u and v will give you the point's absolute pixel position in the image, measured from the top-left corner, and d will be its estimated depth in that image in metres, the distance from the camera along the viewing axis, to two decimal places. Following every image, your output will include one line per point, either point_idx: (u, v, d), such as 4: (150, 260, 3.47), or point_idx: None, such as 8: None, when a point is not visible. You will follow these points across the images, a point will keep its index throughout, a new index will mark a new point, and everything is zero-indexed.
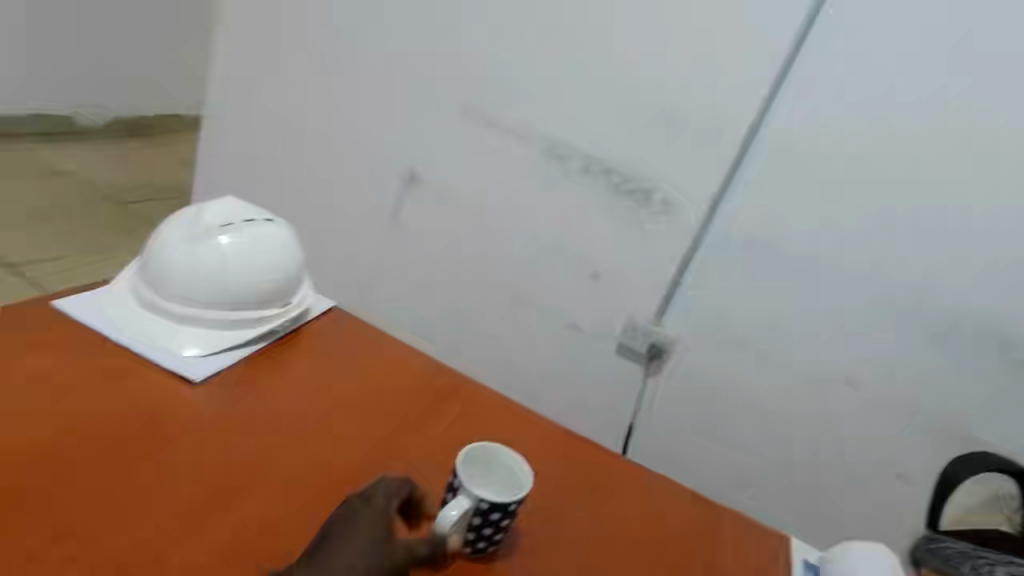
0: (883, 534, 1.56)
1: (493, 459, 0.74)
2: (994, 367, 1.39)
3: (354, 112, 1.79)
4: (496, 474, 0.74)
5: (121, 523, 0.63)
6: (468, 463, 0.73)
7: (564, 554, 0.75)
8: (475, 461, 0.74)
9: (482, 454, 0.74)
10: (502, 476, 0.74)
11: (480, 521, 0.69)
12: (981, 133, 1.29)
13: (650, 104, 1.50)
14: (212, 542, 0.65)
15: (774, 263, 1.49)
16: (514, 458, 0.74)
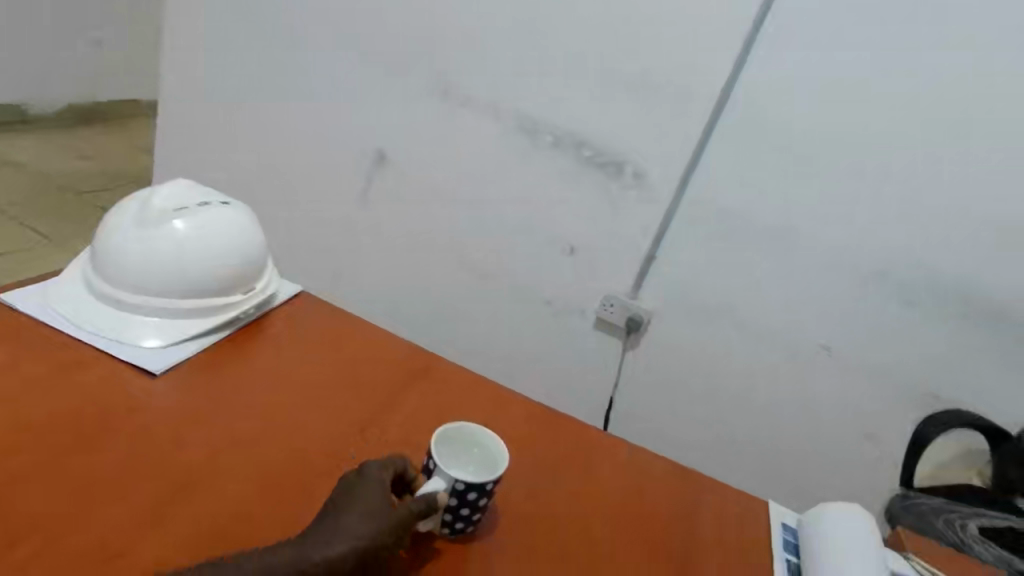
0: (858, 493, 1.61)
1: (468, 441, 0.68)
2: (963, 326, 1.42)
3: (315, 89, 1.71)
4: (474, 456, 0.68)
5: (78, 520, 0.57)
6: (443, 446, 0.67)
7: (544, 536, 0.67)
8: (447, 439, 0.67)
9: (458, 437, 0.68)
10: (480, 457, 0.68)
11: (457, 502, 0.62)
12: (952, 97, 1.29)
13: (620, 75, 1.47)
14: (174, 536, 0.58)
15: (748, 232, 1.48)
16: (492, 436, 0.67)
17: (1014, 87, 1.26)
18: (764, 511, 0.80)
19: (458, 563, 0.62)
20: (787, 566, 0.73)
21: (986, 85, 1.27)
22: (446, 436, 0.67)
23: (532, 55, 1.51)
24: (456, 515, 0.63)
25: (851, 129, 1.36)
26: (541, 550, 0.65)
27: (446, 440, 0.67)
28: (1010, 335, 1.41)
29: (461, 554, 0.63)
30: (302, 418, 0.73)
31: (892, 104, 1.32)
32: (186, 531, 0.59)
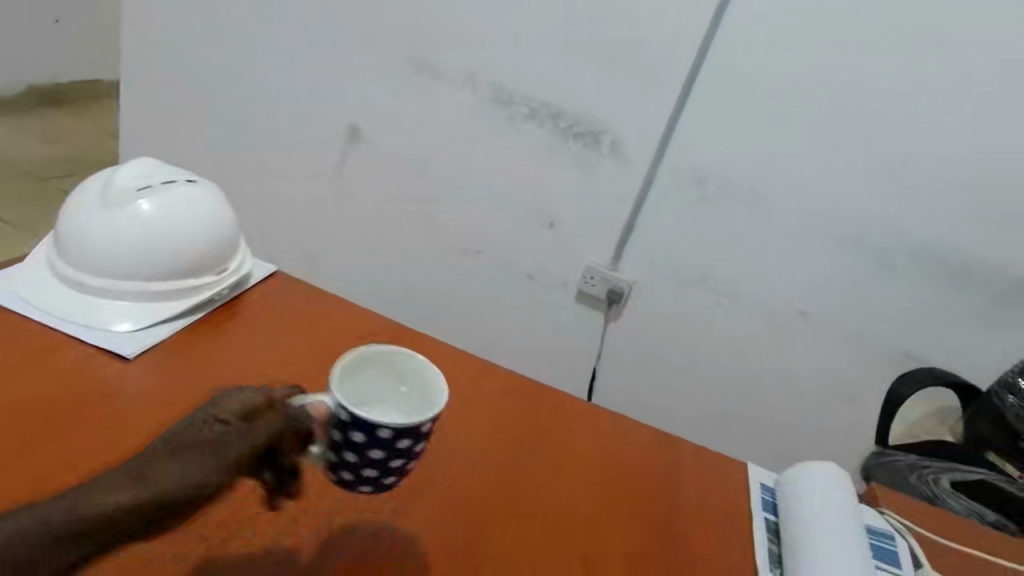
0: (835, 451, 1.66)
1: (399, 368, 0.60)
2: (935, 286, 1.46)
3: (284, 64, 1.67)
4: (404, 386, 0.60)
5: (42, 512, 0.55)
6: (367, 377, 0.59)
7: (520, 505, 0.66)
8: (375, 364, 0.60)
9: (390, 364, 0.60)
10: (414, 387, 0.60)
11: (340, 439, 0.54)
12: (925, 59, 1.30)
13: (595, 42, 1.44)
14: None
15: (726, 200, 1.49)
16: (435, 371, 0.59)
17: (983, 47, 1.27)
18: (741, 472, 0.81)
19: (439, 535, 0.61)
20: (766, 524, 0.74)
21: (958, 46, 1.28)
22: (369, 365, 0.59)
23: (505, 23, 1.48)
24: (341, 466, 0.56)
25: (826, 92, 1.36)
26: (522, 522, 0.64)
27: (371, 372, 0.59)
28: (979, 295, 1.45)
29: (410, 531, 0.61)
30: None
31: (864, 66, 1.32)
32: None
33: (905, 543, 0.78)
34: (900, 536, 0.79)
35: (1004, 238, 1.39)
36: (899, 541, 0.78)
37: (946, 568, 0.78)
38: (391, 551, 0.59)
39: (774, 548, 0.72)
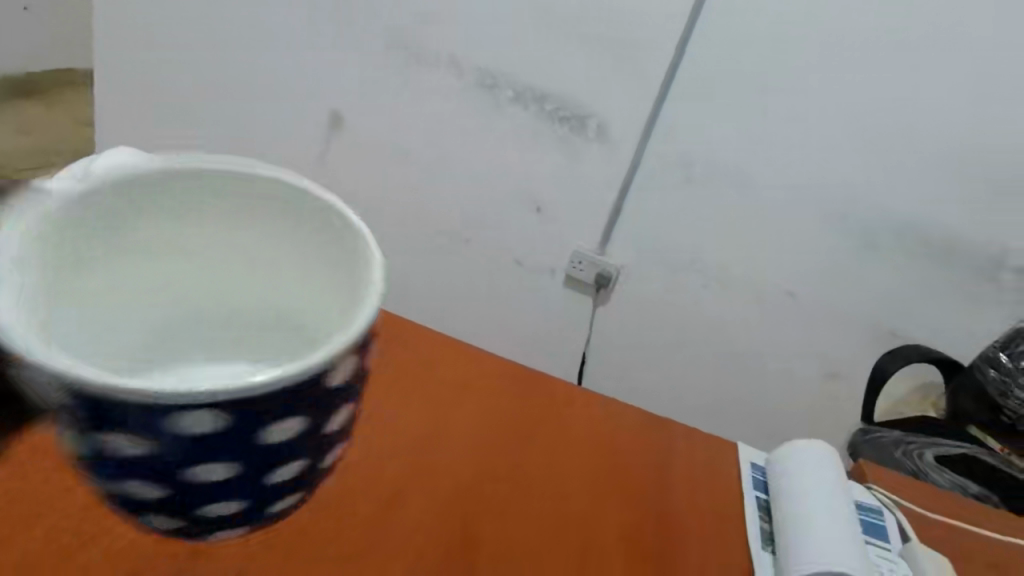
0: (818, 423, 1.74)
1: (319, 249, 0.49)
2: (917, 264, 1.49)
3: (259, 51, 1.63)
4: (310, 280, 0.50)
5: (21, 513, 0.51)
6: (265, 236, 0.50)
7: (510, 508, 0.64)
8: (297, 218, 0.49)
9: (312, 244, 0.49)
10: (325, 291, 0.49)
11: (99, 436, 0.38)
12: (913, 40, 1.28)
13: (579, 22, 1.39)
14: None
15: (713, 183, 1.50)
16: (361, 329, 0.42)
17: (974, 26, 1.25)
18: (732, 452, 0.79)
19: (427, 540, 0.59)
20: (757, 503, 0.74)
21: (949, 27, 1.25)
22: (277, 222, 0.49)
23: (484, 5, 1.43)
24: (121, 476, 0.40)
25: (812, 74, 1.35)
26: (514, 527, 0.62)
27: (275, 235, 0.50)
28: (959, 270, 1.48)
29: (397, 535, 0.58)
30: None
31: (853, 45, 1.30)
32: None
33: (892, 517, 0.80)
34: (887, 510, 0.81)
35: (985, 216, 1.42)
36: (886, 514, 0.80)
37: (932, 540, 0.80)
38: (379, 555, 0.57)
39: (766, 526, 0.72)
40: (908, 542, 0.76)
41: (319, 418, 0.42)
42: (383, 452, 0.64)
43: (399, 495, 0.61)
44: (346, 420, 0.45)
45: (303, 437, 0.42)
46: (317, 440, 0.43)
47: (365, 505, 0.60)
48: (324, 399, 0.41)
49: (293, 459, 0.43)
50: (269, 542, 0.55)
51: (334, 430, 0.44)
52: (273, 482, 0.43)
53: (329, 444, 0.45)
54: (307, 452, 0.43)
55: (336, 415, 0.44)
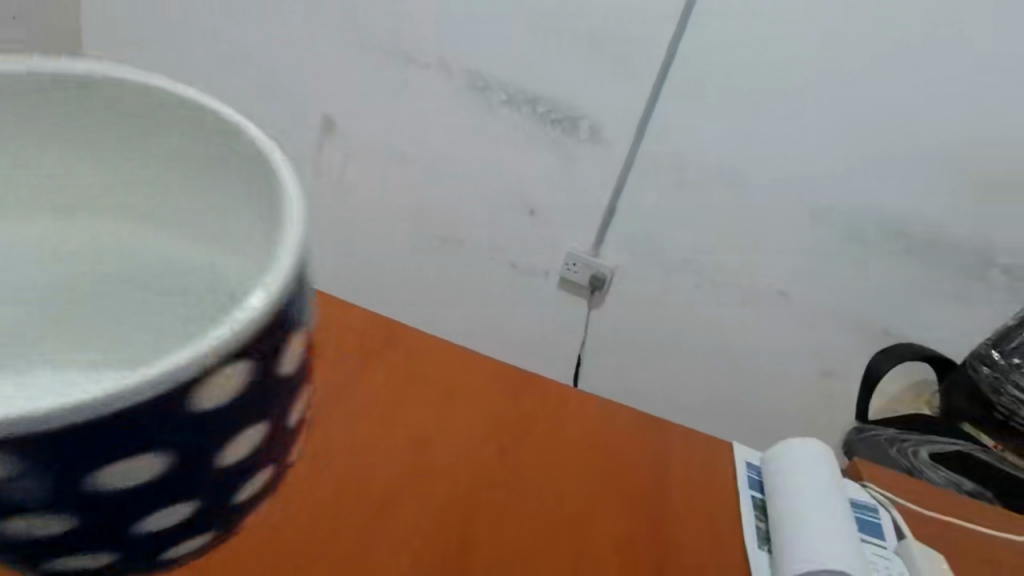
0: (812, 422, 1.74)
1: (217, 176, 0.33)
2: (908, 263, 1.50)
3: (250, 55, 1.62)
4: (210, 220, 0.34)
5: None
6: (142, 166, 0.34)
7: (505, 511, 0.63)
8: (185, 128, 0.32)
9: (209, 166, 0.33)
10: (232, 231, 0.34)
11: None
12: (914, 38, 1.28)
13: (570, 25, 1.39)
14: None
15: (706, 184, 1.50)
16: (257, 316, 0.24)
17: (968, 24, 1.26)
18: (727, 451, 0.79)
19: (422, 546, 0.59)
20: (754, 502, 0.74)
21: (949, 26, 1.26)
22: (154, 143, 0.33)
23: (475, 8, 1.43)
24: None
25: (808, 74, 1.35)
26: (508, 531, 0.62)
27: (158, 162, 0.34)
28: (951, 267, 1.50)
29: (390, 540, 0.58)
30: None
31: (844, 45, 1.31)
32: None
33: (887, 515, 0.80)
34: (883, 509, 0.81)
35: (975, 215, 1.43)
36: (882, 513, 0.80)
37: (927, 537, 0.80)
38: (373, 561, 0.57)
39: (762, 525, 0.72)
40: (903, 540, 0.76)
41: (195, 452, 0.24)
42: (375, 458, 0.63)
43: (392, 501, 0.61)
44: (256, 445, 0.27)
45: (177, 475, 0.25)
46: (204, 479, 0.26)
47: (357, 512, 0.59)
48: (196, 429, 0.24)
49: (171, 503, 0.26)
50: (262, 548, 0.55)
51: (235, 461, 0.27)
52: (143, 534, 0.26)
53: (241, 477, 0.28)
54: (195, 493, 0.26)
55: (231, 444, 0.26)
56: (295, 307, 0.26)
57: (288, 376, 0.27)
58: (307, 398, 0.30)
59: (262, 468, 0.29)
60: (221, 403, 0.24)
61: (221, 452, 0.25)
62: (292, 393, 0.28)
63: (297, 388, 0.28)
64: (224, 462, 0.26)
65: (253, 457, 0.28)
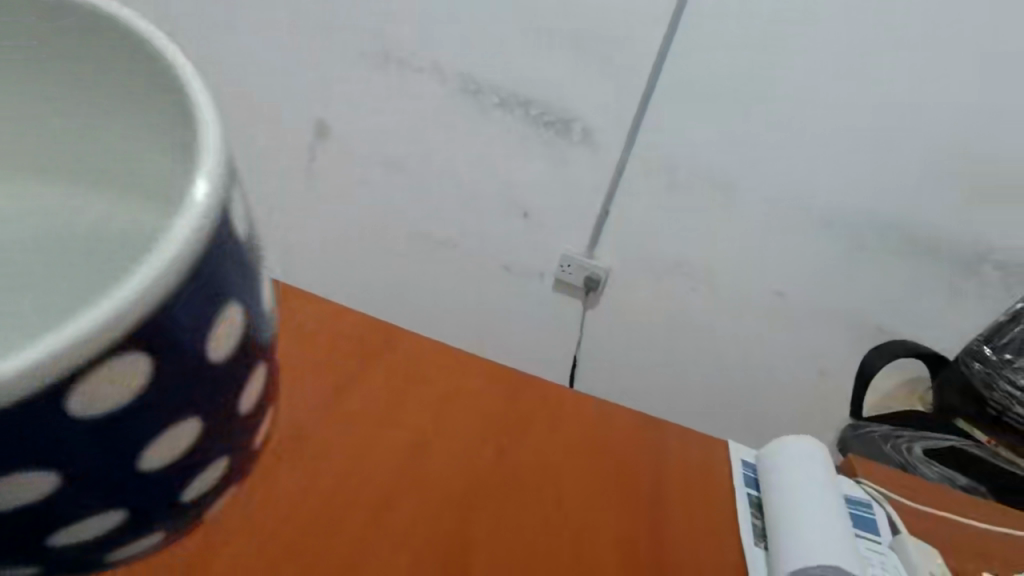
0: (806, 418, 1.76)
1: (121, 118, 0.32)
2: (901, 261, 1.51)
3: (241, 62, 1.61)
4: (116, 166, 0.33)
5: None
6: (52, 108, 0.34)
7: (502, 514, 0.63)
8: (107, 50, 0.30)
9: (111, 110, 0.32)
10: (138, 179, 0.33)
11: None
12: (914, 38, 1.28)
13: (563, 27, 1.40)
14: None
15: (699, 184, 1.51)
16: (144, 297, 0.20)
17: (964, 26, 1.26)
18: (724, 448, 0.79)
19: (420, 549, 0.59)
20: (749, 500, 0.75)
21: (950, 26, 1.26)
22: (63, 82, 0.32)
23: (468, 12, 1.43)
24: None
25: (806, 75, 1.35)
26: (507, 533, 0.62)
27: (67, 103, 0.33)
28: (944, 265, 1.51)
29: (389, 544, 0.58)
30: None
31: (836, 45, 1.32)
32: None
33: (882, 511, 0.80)
34: (877, 504, 0.81)
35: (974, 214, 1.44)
36: (876, 508, 0.80)
37: (922, 532, 0.81)
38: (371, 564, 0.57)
39: (758, 522, 0.72)
40: (897, 535, 0.77)
41: (105, 459, 0.22)
42: (370, 463, 0.63)
43: (389, 505, 0.61)
44: (191, 442, 0.25)
45: (90, 479, 0.22)
46: (124, 487, 0.23)
47: (351, 516, 0.59)
48: (94, 435, 0.21)
49: (94, 514, 0.23)
50: (259, 555, 0.55)
51: (163, 464, 0.24)
52: (63, 543, 0.24)
53: (180, 478, 0.26)
54: (122, 501, 0.24)
55: (151, 445, 0.23)
56: (205, 279, 0.22)
57: (207, 363, 0.24)
58: (256, 383, 0.27)
59: (206, 463, 0.27)
60: (121, 402, 0.21)
61: (138, 456, 0.23)
62: (224, 381, 0.25)
63: (230, 375, 0.25)
64: (146, 466, 0.23)
65: (188, 454, 0.25)
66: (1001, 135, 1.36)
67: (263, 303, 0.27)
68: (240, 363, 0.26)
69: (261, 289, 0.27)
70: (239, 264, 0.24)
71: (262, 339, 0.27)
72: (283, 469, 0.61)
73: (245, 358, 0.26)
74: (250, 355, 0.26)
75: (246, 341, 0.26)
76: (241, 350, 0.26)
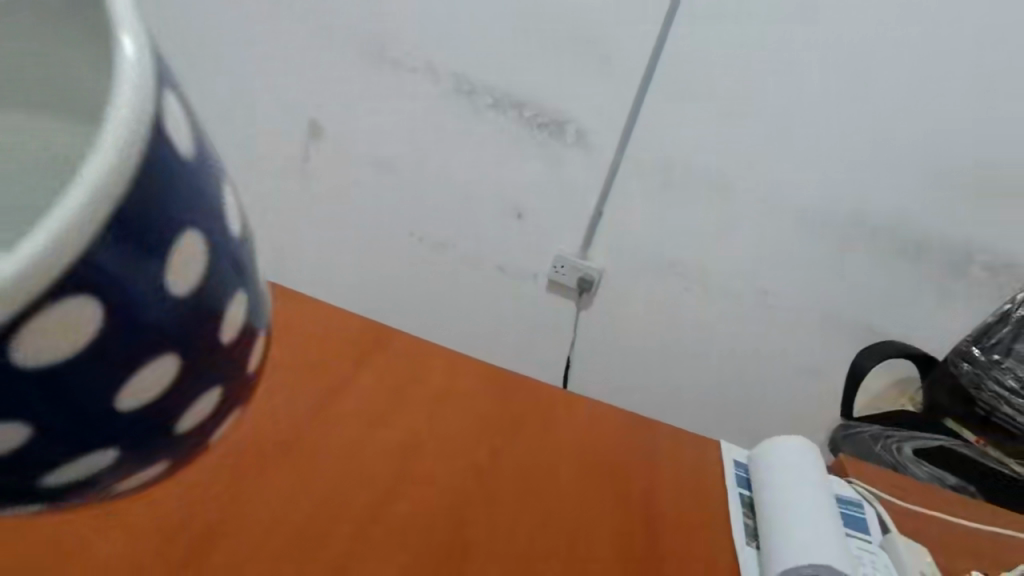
0: (797, 418, 1.77)
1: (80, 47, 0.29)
2: (891, 262, 1.53)
3: (234, 61, 1.60)
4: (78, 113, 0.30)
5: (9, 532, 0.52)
6: (25, 53, 0.31)
7: (500, 509, 0.64)
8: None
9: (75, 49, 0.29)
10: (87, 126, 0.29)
11: None
12: (914, 37, 1.30)
13: (558, 28, 1.40)
14: (135, 529, 0.54)
15: (691, 186, 1.52)
16: (70, 233, 0.19)
17: (962, 24, 1.28)
18: (715, 449, 0.80)
19: (420, 543, 0.59)
20: (741, 500, 0.75)
21: (950, 24, 1.28)
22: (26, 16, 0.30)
23: (463, 13, 1.43)
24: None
25: (804, 75, 1.36)
26: (506, 527, 0.63)
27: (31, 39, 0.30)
28: (935, 266, 1.52)
29: (389, 539, 0.59)
30: (264, 393, 0.65)
31: (830, 47, 1.33)
32: (138, 531, 0.54)
33: (872, 510, 0.81)
34: (868, 503, 0.82)
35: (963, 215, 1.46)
36: (866, 508, 0.81)
37: (912, 531, 0.82)
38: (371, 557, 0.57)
39: (749, 522, 0.73)
40: (887, 534, 0.77)
41: (72, 407, 0.22)
42: (365, 464, 0.63)
43: (387, 502, 0.61)
44: (167, 381, 0.26)
45: (67, 425, 0.23)
46: (105, 429, 0.24)
47: (344, 516, 0.59)
48: (53, 386, 0.21)
49: (84, 454, 0.25)
50: (259, 551, 0.55)
51: (141, 402, 0.25)
52: (63, 482, 0.25)
53: (168, 412, 0.27)
54: (111, 440, 0.25)
55: (126, 385, 0.24)
56: (140, 210, 0.21)
57: (167, 297, 0.24)
58: (233, 311, 0.28)
59: (193, 395, 0.28)
60: (75, 350, 0.21)
61: (114, 397, 0.24)
62: (191, 314, 0.25)
63: (196, 310, 0.26)
64: (124, 406, 0.24)
65: (169, 392, 0.26)
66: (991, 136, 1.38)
67: (226, 223, 0.27)
68: (207, 292, 0.26)
69: (222, 210, 0.26)
70: (187, 184, 0.24)
71: (230, 264, 0.27)
72: (280, 468, 0.61)
73: (212, 287, 0.26)
74: (216, 283, 0.26)
75: (211, 270, 0.26)
76: (206, 280, 0.26)
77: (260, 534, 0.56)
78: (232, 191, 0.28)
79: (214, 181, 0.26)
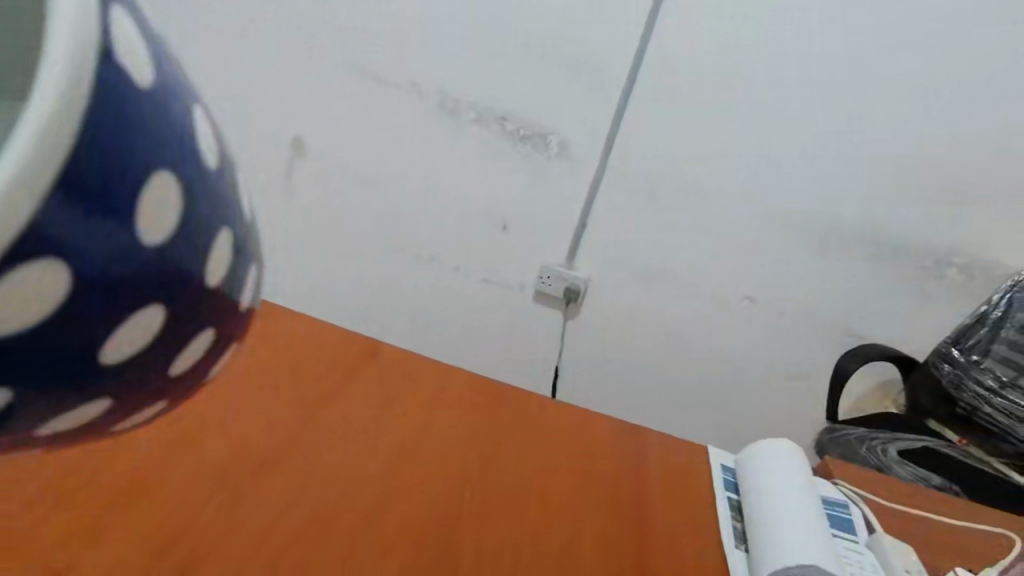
0: (782, 421, 1.79)
1: None
2: (871, 264, 1.56)
3: (218, 71, 1.59)
4: None
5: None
6: None
7: (495, 509, 0.64)
8: None
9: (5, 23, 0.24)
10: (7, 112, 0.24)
11: None
12: (891, 41, 1.34)
13: (543, 42, 1.42)
14: (133, 535, 0.52)
15: (673, 194, 1.54)
16: (13, 198, 0.16)
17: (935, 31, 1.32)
18: (702, 453, 0.82)
19: (419, 543, 0.58)
20: (728, 503, 0.76)
21: (926, 26, 1.32)
22: None
23: (450, 25, 1.44)
24: None
25: (782, 84, 1.40)
26: (501, 527, 0.62)
27: None
28: (915, 268, 1.56)
29: (387, 539, 0.58)
30: (263, 409, 0.66)
31: (809, 51, 1.36)
32: (137, 538, 0.52)
33: (858, 511, 0.83)
34: (853, 504, 0.84)
35: (947, 224, 1.50)
36: (852, 509, 0.83)
37: (898, 530, 0.83)
38: (370, 558, 0.56)
39: (738, 525, 0.73)
40: (873, 534, 0.78)
41: (42, 368, 0.20)
42: (355, 466, 0.64)
43: (385, 504, 0.61)
44: (147, 338, 0.23)
45: (45, 387, 0.20)
46: (87, 385, 0.22)
47: (337, 517, 0.59)
48: (18, 351, 0.19)
49: (69, 410, 0.22)
50: (257, 553, 0.54)
51: (125, 353, 0.22)
52: (48, 435, 0.23)
53: (154, 364, 0.24)
54: (100, 394, 0.23)
55: (110, 338, 0.21)
56: (97, 156, 0.18)
57: (140, 248, 0.21)
58: (219, 253, 0.25)
59: (183, 341, 0.25)
60: (37, 319, 0.18)
61: (96, 353, 0.21)
62: (172, 269, 0.23)
63: (178, 256, 0.23)
64: (109, 360, 0.22)
65: (154, 344, 0.23)
66: (966, 143, 1.43)
67: (200, 153, 0.23)
68: (186, 240, 0.23)
69: (193, 140, 0.23)
70: (149, 116, 0.20)
71: (209, 208, 0.24)
72: (277, 476, 0.60)
73: (190, 236, 0.23)
74: (197, 229, 0.23)
75: (189, 214, 0.23)
76: (184, 226, 0.23)
77: (260, 537, 0.55)
78: (204, 114, 0.25)
79: (180, 105, 0.22)
